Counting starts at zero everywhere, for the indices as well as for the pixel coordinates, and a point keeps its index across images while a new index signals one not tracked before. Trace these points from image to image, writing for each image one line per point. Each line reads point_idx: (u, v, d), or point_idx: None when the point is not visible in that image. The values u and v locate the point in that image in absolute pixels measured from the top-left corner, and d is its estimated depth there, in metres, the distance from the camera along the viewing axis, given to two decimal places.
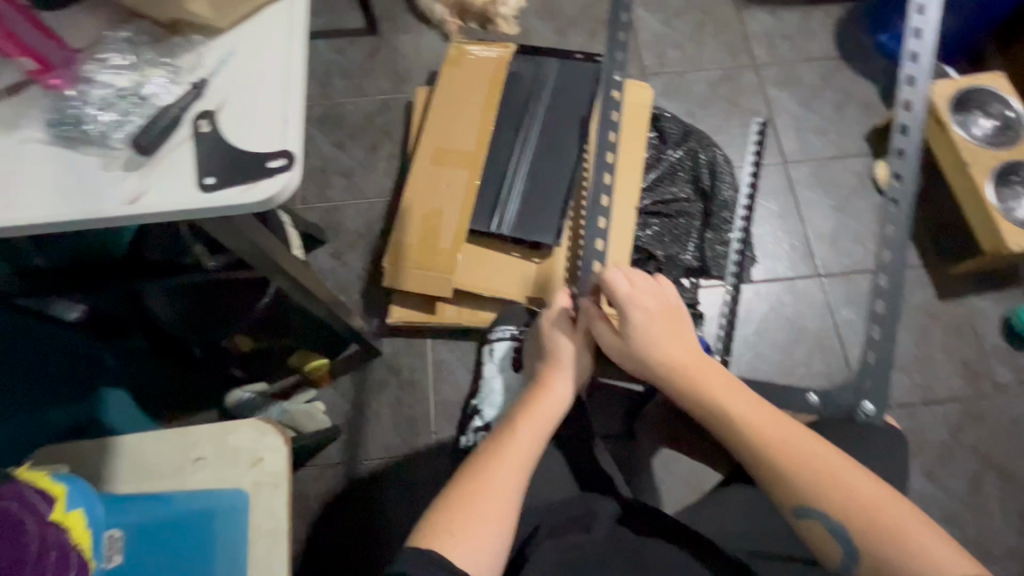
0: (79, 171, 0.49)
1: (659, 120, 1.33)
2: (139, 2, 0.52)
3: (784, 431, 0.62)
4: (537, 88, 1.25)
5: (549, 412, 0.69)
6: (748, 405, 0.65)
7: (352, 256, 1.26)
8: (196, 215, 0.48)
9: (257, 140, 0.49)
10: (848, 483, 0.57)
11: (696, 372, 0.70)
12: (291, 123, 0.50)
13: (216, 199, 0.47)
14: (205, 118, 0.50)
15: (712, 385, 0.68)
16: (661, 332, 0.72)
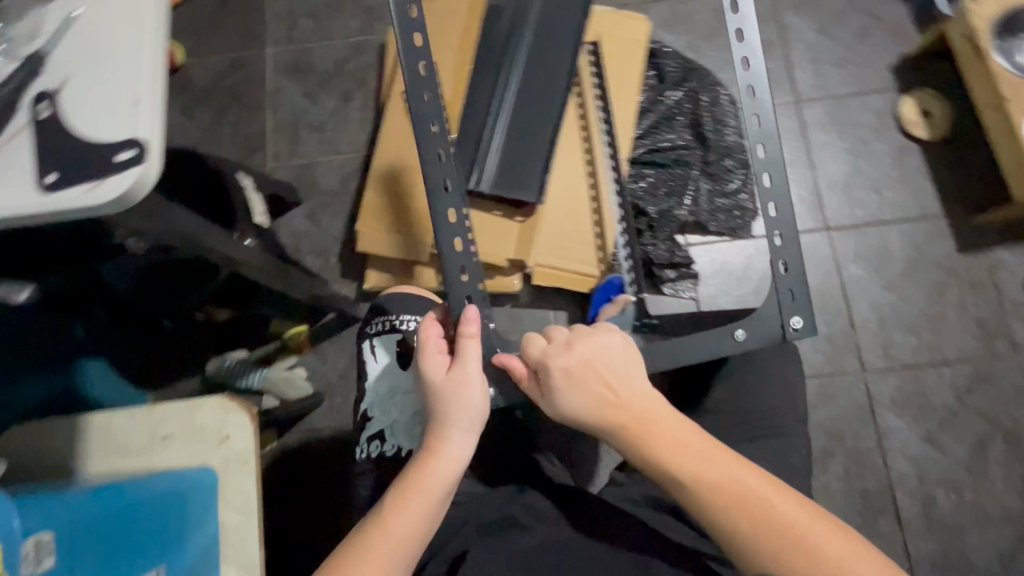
0: None
1: (658, 57, 1.20)
2: None
3: (751, 491, 0.52)
4: (515, 24, 1.11)
5: (437, 488, 0.58)
6: (707, 464, 0.54)
7: (328, 218, 1.20)
8: (41, 220, 0.41)
9: (107, 126, 0.42)
10: (814, 545, 0.49)
11: (649, 430, 0.57)
12: (144, 105, 0.42)
13: (57, 200, 0.40)
14: (46, 101, 0.43)
15: (665, 444, 0.56)
16: (593, 384, 0.59)
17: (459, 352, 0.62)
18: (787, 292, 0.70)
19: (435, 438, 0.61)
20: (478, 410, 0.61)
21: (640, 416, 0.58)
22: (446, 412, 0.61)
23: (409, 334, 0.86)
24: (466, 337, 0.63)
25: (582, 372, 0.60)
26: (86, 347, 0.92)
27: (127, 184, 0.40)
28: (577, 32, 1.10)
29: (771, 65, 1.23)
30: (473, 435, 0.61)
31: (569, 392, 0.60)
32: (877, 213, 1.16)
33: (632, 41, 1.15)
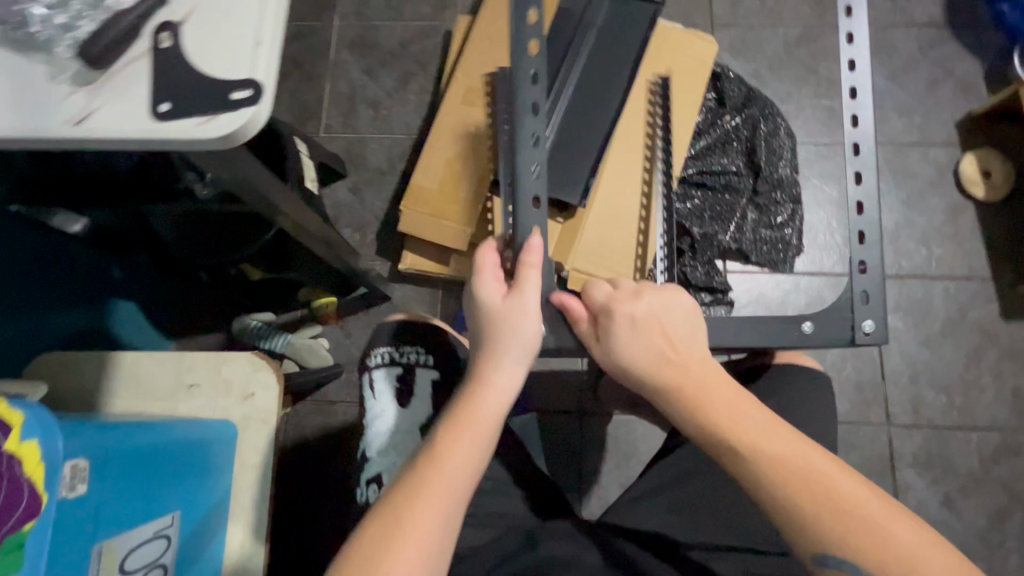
0: (20, 81, 0.42)
1: (720, 80, 1.19)
2: None
3: (825, 473, 0.46)
4: (583, 27, 1.10)
5: (492, 413, 0.56)
6: (770, 432, 0.49)
7: (372, 195, 1.21)
8: (150, 147, 0.41)
9: (225, 64, 0.42)
10: (890, 531, 0.43)
11: (706, 388, 0.53)
12: (265, 47, 0.43)
13: (169, 129, 0.41)
14: (167, 31, 0.43)
15: (724, 406, 0.51)
16: (653, 335, 0.57)
17: (518, 279, 0.62)
18: (861, 294, 0.70)
19: (485, 364, 0.59)
20: (533, 340, 0.60)
21: (700, 373, 0.54)
22: (498, 337, 0.59)
23: (411, 367, 0.86)
24: (528, 266, 0.63)
25: (643, 323, 0.58)
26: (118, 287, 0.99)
27: (243, 121, 0.40)
28: (642, 44, 1.10)
29: (834, 103, 1.22)
30: (526, 366, 0.60)
31: (628, 340, 0.58)
32: (923, 267, 1.14)
33: (695, 61, 1.14)
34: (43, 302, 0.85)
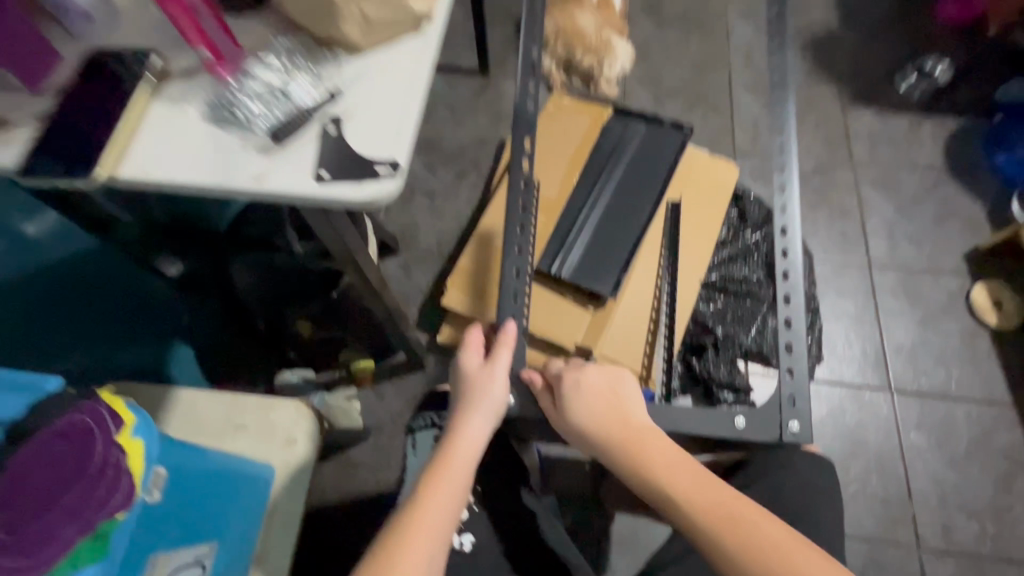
0: (217, 146, 0.52)
1: (742, 199, 1.32)
2: (298, 12, 0.54)
3: (736, 512, 0.55)
4: (619, 149, 1.27)
5: (469, 466, 0.61)
6: (694, 479, 0.59)
7: (419, 271, 1.33)
8: (304, 203, 0.50)
9: (373, 146, 0.51)
10: (799, 564, 0.51)
11: (639, 443, 0.63)
12: (404, 137, 0.52)
13: (332, 193, 0.50)
14: (334, 121, 0.52)
15: (656, 457, 0.62)
16: (599, 400, 0.68)
17: (493, 354, 0.72)
18: (788, 396, 0.78)
19: (458, 420, 0.65)
20: (499, 405, 0.68)
21: (638, 430, 0.65)
22: (473, 402, 0.67)
23: None
24: (503, 344, 0.73)
25: (592, 388, 0.69)
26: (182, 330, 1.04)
27: (382, 191, 0.49)
28: (670, 164, 1.25)
29: (847, 227, 1.34)
30: (493, 426, 0.67)
31: (578, 403, 0.68)
32: (943, 387, 1.17)
33: (716, 182, 1.29)
34: (112, 338, 0.92)
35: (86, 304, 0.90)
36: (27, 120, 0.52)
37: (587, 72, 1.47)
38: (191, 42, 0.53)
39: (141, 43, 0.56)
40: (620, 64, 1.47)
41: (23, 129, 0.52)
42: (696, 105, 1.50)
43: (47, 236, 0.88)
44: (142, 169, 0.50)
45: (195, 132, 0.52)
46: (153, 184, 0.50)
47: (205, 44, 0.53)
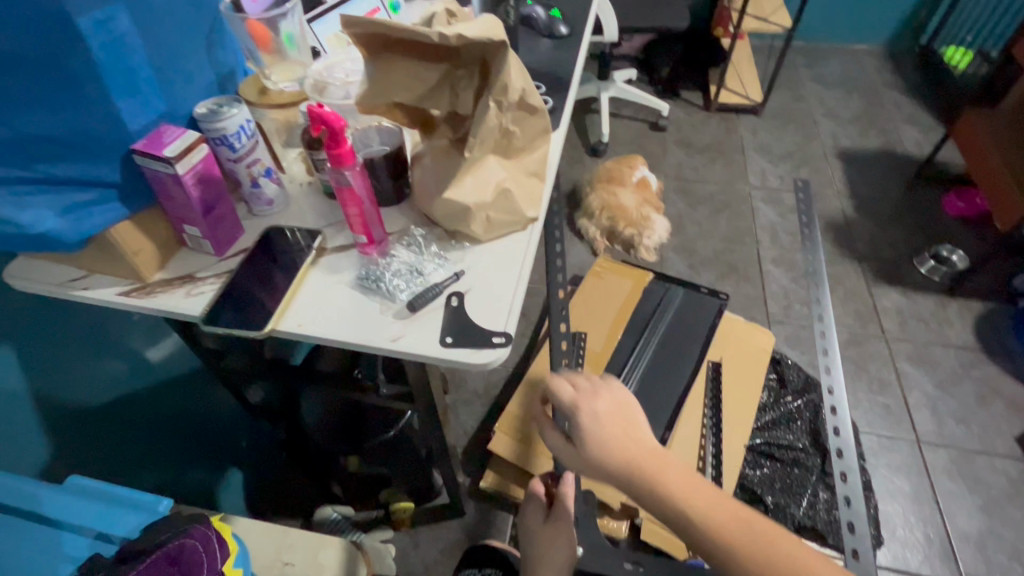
0: (361, 308, 0.58)
1: (781, 365, 1.37)
2: (420, 197, 0.62)
3: (772, 544, 0.51)
4: (661, 305, 1.30)
5: None
6: (726, 513, 0.53)
7: (464, 412, 1.33)
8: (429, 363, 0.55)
9: (490, 318, 0.56)
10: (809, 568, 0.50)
11: (664, 472, 0.54)
12: (514, 312, 0.57)
13: (453, 356, 0.54)
14: (455, 294, 0.58)
15: (684, 489, 0.53)
16: (614, 431, 0.56)
17: None
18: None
19: None
20: None
21: (661, 464, 0.54)
22: None
23: None
24: None
25: (608, 420, 0.57)
26: (240, 458, 1.09)
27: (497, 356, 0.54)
28: (709, 328, 1.26)
29: (889, 400, 1.35)
30: None
31: (592, 435, 0.56)
32: None
33: (756, 348, 1.30)
34: (189, 459, 0.95)
35: (174, 423, 0.92)
36: (215, 276, 0.61)
37: (629, 239, 1.63)
38: (352, 229, 0.61)
39: (301, 223, 0.67)
40: (659, 236, 1.64)
41: (211, 282, 0.60)
42: (729, 274, 1.64)
43: (166, 360, 0.90)
44: (300, 325, 0.56)
45: (345, 298, 0.59)
46: (307, 338, 0.56)
47: (363, 230, 0.60)
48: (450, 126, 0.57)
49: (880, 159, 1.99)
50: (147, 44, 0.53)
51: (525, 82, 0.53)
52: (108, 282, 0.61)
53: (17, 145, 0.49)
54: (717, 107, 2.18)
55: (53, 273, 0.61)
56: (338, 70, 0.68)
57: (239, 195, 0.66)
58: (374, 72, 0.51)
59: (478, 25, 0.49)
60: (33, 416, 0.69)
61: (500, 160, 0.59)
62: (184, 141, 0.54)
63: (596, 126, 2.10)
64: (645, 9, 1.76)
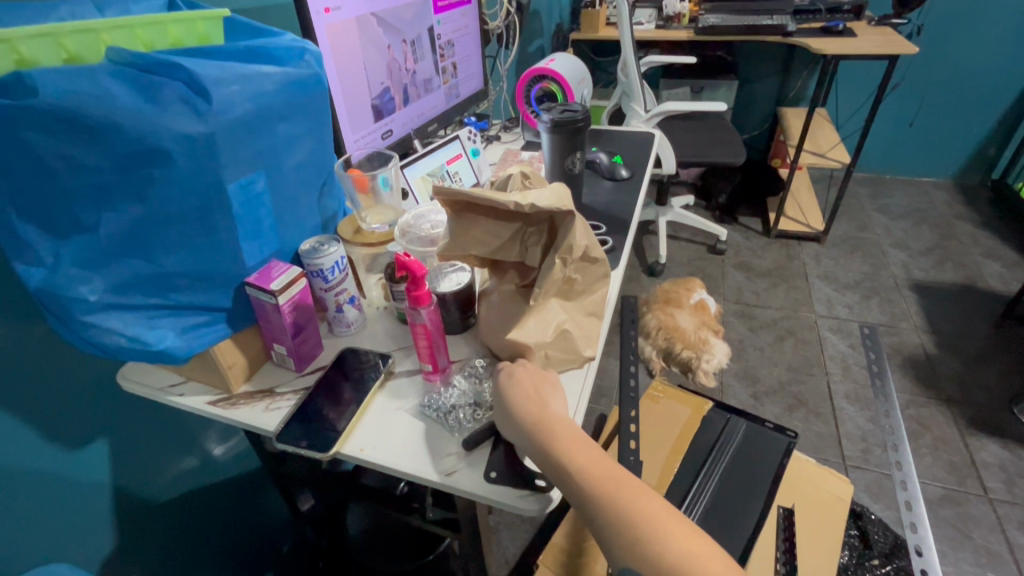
0: (421, 437, 0.60)
1: (862, 519, 1.19)
2: (484, 332, 0.66)
3: (645, 516, 0.47)
4: (723, 440, 1.19)
5: None
6: (610, 476, 0.51)
7: (506, 537, 1.24)
8: (480, 502, 0.55)
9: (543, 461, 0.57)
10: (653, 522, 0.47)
11: (557, 432, 0.53)
12: None
13: (497, 495, 0.54)
14: None
15: (573, 448, 0.52)
16: (527, 399, 0.56)
17: None
18: None
19: None
20: None
21: (560, 425, 0.53)
22: None
23: None
24: None
25: (528, 395, 0.56)
26: (277, 563, 1.07)
27: (546, 503, 0.53)
28: (777, 471, 1.12)
29: None
30: None
31: (506, 402, 0.56)
32: None
33: (830, 495, 1.15)
34: (227, 564, 0.94)
35: (223, 524, 0.94)
36: (292, 392, 0.66)
37: (686, 362, 1.59)
38: (420, 357, 0.65)
39: (373, 344, 0.73)
40: (718, 361, 1.58)
41: (287, 397, 0.66)
42: (797, 407, 1.54)
43: (229, 458, 0.94)
44: (361, 450, 0.59)
45: (408, 424, 0.62)
46: (366, 463, 0.59)
47: (430, 360, 0.64)
48: (518, 273, 0.65)
49: (961, 294, 1.89)
50: (275, 197, 0.64)
51: (589, 241, 0.60)
52: (200, 391, 0.67)
53: (158, 281, 0.56)
54: (776, 233, 2.20)
55: (159, 379, 0.69)
56: (426, 220, 0.79)
57: (323, 316, 0.73)
58: (455, 227, 0.60)
59: (549, 193, 0.58)
60: (109, 512, 0.73)
61: (563, 303, 0.62)
62: (289, 276, 0.62)
63: (653, 247, 2.17)
64: (704, 146, 1.88)
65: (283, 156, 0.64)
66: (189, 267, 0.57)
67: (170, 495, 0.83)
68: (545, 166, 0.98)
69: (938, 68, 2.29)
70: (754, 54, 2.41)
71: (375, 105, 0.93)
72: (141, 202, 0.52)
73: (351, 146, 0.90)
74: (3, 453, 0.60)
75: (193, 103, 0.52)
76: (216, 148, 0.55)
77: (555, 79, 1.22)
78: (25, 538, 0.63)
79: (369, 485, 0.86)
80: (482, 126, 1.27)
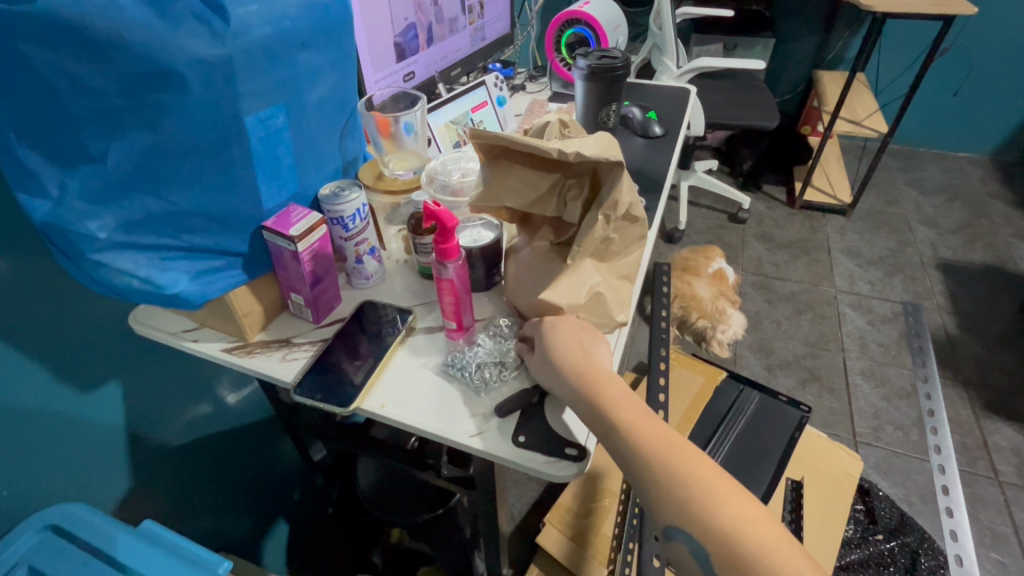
0: (445, 397, 0.58)
1: (869, 495, 1.18)
2: (514, 292, 0.63)
3: (697, 476, 0.44)
4: (734, 412, 1.17)
5: None
6: (658, 434, 0.48)
7: (513, 496, 1.25)
8: (505, 466, 0.53)
9: (572, 428, 0.55)
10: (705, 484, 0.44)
11: (605, 386, 0.51)
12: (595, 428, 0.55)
13: (525, 460, 0.52)
14: (538, 394, 0.57)
15: (622, 405, 0.50)
16: (572, 353, 0.54)
17: None
18: None
19: None
20: None
21: (607, 383, 0.51)
22: None
23: None
24: None
25: (575, 351, 0.54)
26: (287, 509, 1.09)
27: (576, 469, 0.51)
28: (788, 445, 1.10)
29: (1005, 559, 1.16)
30: None
31: (549, 359, 0.54)
32: None
33: (840, 472, 1.14)
34: (237, 508, 0.95)
35: (235, 469, 0.94)
36: (309, 343, 0.64)
37: (701, 332, 1.56)
38: (443, 314, 0.62)
39: (392, 299, 0.69)
40: (734, 332, 1.55)
41: (305, 348, 0.63)
42: (810, 382, 1.52)
43: (241, 405, 0.94)
44: (383, 406, 0.57)
45: (431, 383, 0.60)
46: (388, 420, 0.57)
47: (455, 318, 0.61)
48: (552, 229, 0.61)
49: (988, 275, 1.83)
50: (295, 135, 0.60)
51: (632, 197, 0.56)
52: (214, 337, 0.65)
53: (169, 220, 0.52)
54: (801, 204, 2.12)
55: (172, 323, 0.67)
56: (454, 169, 0.75)
57: (341, 267, 0.70)
58: (490, 177, 0.55)
59: (593, 143, 0.53)
60: (122, 452, 0.73)
61: (598, 264, 0.58)
62: (307, 222, 0.58)
63: (672, 213, 2.10)
64: (734, 107, 1.78)
65: (304, 91, 0.59)
66: (204, 207, 0.54)
67: (182, 440, 0.82)
68: (577, 116, 0.93)
69: (991, 34, 2.15)
70: (795, 9, 2.26)
71: (398, 44, 0.87)
72: (153, 130, 0.48)
73: (372, 87, 0.84)
74: (9, 391, 0.58)
75: (209, 21, 0.47)
76: (233, 76, 0.50)
77: (589, 23, 1.14)
78: (34, 477, 0.62)
79: (378, 437, 0.84)
80: (507, 74, 1.20)
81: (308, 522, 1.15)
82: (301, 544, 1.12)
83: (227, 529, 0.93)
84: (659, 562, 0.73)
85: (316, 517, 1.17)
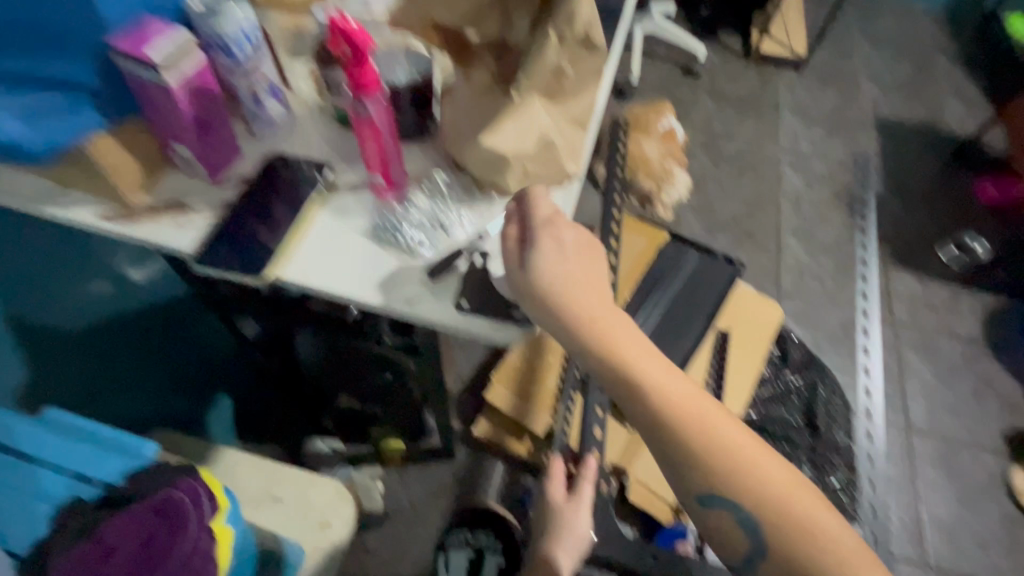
0: (376, 264, 0.52)
1: (784, 341, 1.29)
2: (454, 143, 0.53)
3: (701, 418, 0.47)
4: (674, 273, 1.19)
5: None
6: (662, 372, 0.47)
7: (461, 358, 1.27)
8: (447, 332, 0.49)
9: None
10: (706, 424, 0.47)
11: (609, 323, 0.46)
12: None
13: (469, 325, 0.49)
14: (481, 255, 0.52)
15: (623, 336, 0.46)
16: (569, 276, 0.46)
17: (577, 489, 0.72)
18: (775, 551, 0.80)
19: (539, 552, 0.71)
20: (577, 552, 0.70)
21: (609, 310, 0.46)
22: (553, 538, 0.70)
23: (482, 551, 0.93)
24: (585, 479, 0.72)
25: (537, 243, 0.47)
26: (228, 386, 1.05)
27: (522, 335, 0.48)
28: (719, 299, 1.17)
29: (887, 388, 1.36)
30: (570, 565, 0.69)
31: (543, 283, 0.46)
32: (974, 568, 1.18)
33: (764, 321, 1.22)
34: (172, 387, 0.90)
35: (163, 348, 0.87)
36: (206, 206, 0.54)
37: (647, 194, 1.53)
38: (368, 166, 0.54)
39: (304, 152, 0.58)
40: (678, 193, 1.55)
41: (202, 213, 0.53)
42: (744, 241, 1.57)
43: (152, 284, 0.83)
44: (304, 275, 0.51)
45: (359, 250, 0.52)
46: (311, 290, 0.51)
47: (381, 170, 0.53)
48: (494, 58, 0.50)
49: (920, 135, 1.87)
50: None
51: (591, 13, 0.45)
52: (83, 201, 0.53)
53: None
54: (757, 56, 2.00)
55: (28, 185, 0.54)
56: None
57: (234, 111, 0.57)
58: None
59: None
60: None
61: (547, 104, 0.50)
62: (173, 43, 0.45)
63: (624, 65, 1.93)
64: None
65: None
66: (25, 18, 0.43)
67: (87, 321, 0.75)
68: None
69: None
70: None
71: None
72: None
73: None
74: None
75: None
76: None
77: None
78: None
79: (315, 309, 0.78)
80: None
81: (252, 393, 1.13)
82: (245, 414, 1.12)
83: (162, 407, 0.89)
84: (601, 409, 0.76)
85: (262, 391, 1.14)
